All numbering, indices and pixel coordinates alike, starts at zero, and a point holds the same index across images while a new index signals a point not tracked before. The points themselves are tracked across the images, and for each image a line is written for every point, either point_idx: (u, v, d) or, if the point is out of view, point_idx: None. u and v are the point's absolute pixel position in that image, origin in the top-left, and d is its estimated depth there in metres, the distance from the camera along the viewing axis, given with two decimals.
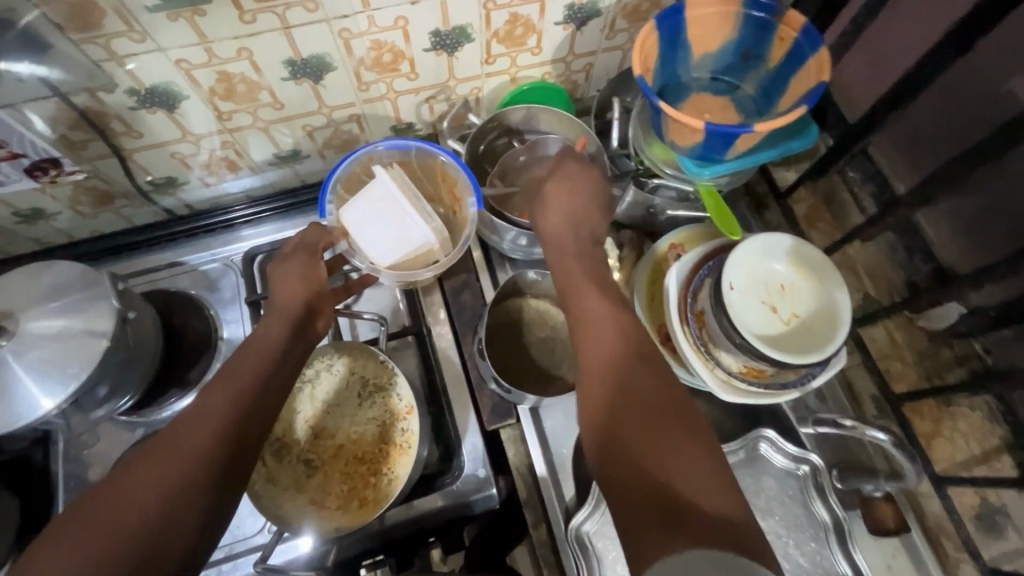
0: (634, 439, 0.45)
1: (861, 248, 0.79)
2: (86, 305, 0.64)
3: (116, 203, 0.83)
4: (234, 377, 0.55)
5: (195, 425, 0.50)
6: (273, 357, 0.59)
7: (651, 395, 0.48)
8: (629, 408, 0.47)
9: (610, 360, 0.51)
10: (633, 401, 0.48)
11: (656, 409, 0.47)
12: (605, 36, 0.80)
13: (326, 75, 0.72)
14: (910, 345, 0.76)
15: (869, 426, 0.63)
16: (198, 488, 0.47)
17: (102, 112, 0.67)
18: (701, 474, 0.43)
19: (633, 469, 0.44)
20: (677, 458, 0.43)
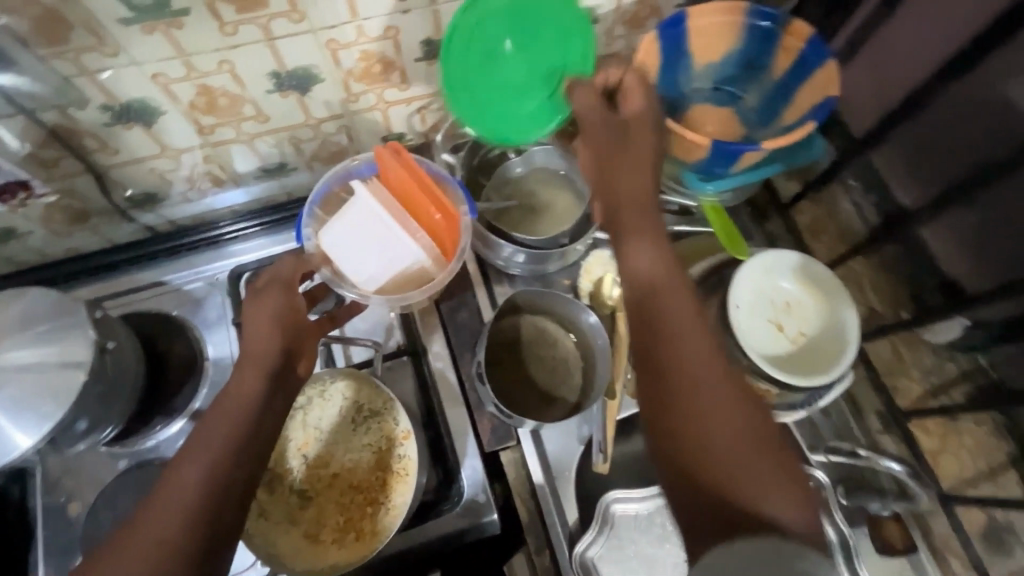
0: (714, 453, 0.46)
1: (865, 261, 0.78)
2: (61, 336, 0.60)
3: (92, 220, 0.78)
4: (193, 457, 0.50)
5: (157, 520, 0.48)
6: (235, 430, 0.53)
7: (728, 413, 0.47)
8: (694, 435, 0.46)
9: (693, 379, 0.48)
10: (698, 433, 0.47)
11: (733, 436, 0.46)
12: (603, 44, 0.77)
13: (312, 87, 0.69)
14: (915, 360, 0.74)
15: (882, 456, 0.65)
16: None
17: (74, 129, 0.63)
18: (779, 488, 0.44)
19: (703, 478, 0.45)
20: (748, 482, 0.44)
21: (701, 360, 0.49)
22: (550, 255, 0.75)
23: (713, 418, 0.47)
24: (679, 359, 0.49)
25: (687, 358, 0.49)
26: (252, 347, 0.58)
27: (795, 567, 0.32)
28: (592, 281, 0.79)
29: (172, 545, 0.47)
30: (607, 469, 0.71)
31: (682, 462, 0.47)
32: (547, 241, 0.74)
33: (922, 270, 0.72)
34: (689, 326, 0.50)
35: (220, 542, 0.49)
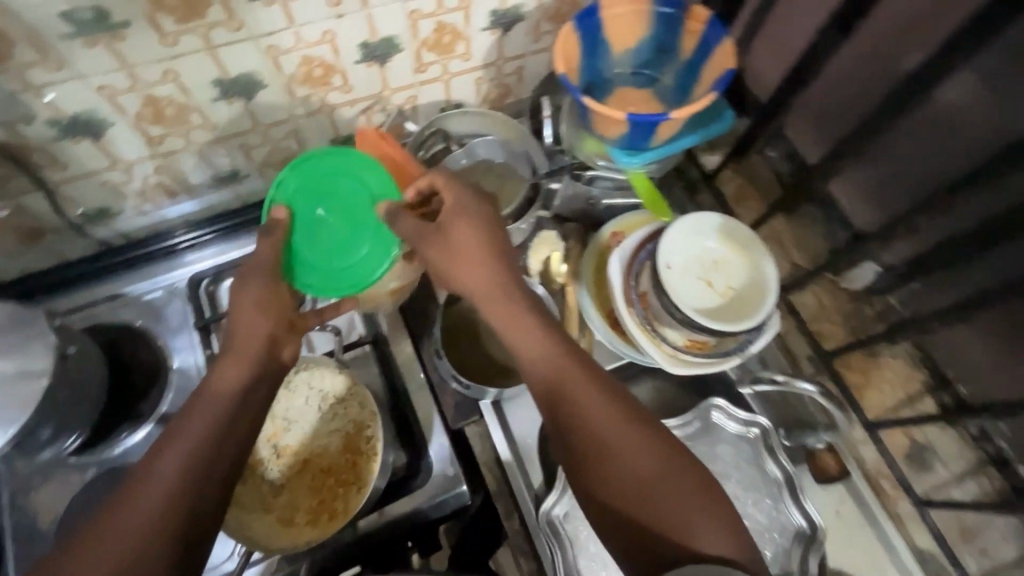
0: (634, 492, 0.50)
1: (785, 221, 0.86)
2: (21, 345, 0.62)
3: (45, 238, 0.79)
4: (180, 436, 0.51)
5: (136, 514, 0.47)
6: (212, 421, 0.53)
7: (633, 449, 0.52)
8: (605, 478, 0.51)
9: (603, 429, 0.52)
10: (619, 487, 0.51)
11: (639, 465, 0.51)
12: (531, 39, 0.83)
13: (257, 93, 0.73)
14: (837, 306, 0.82)
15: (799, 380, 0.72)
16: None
17: (21, 145, 0.65)
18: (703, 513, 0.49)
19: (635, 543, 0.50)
20: (672, 512, 0.49)
21: (604, 416, 0.53)
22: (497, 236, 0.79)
23: (627, 451, 0.52)
24: (584, 424, 0.53)
25: (588, 414, 0.53)
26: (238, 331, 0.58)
27: None
28: (541, 261, 0.83)
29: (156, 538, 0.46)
30: None
31: (600, 500, 0.52)
32: None
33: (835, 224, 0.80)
34: (590, 395, 0.54)
35: (202, 535, 0.49)
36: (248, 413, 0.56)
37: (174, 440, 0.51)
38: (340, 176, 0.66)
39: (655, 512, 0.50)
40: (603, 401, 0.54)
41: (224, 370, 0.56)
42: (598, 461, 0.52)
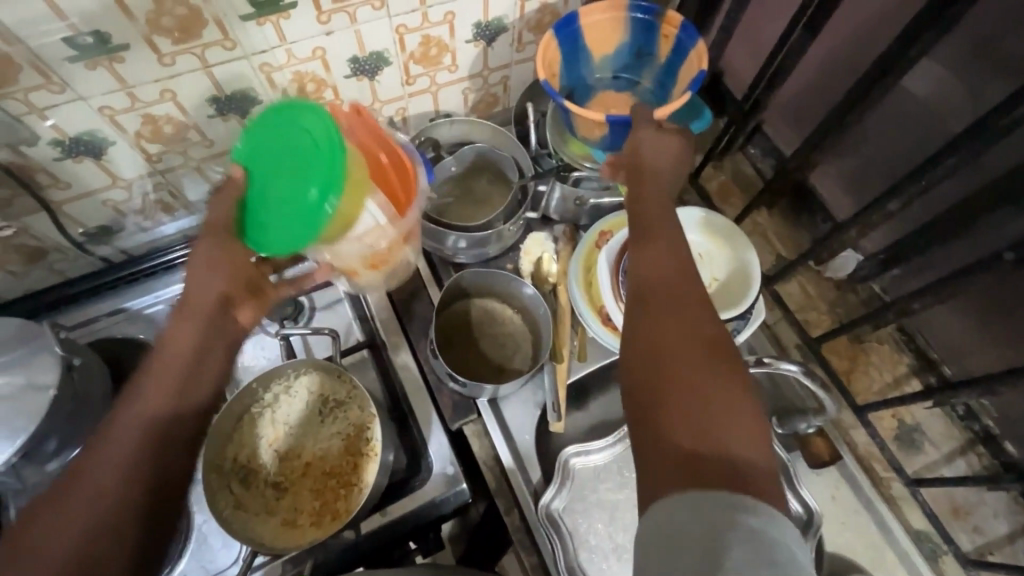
0: (684, 365, 0.44)
1: (768, 215, 0.88)
2: (27, 359, 0.63)
3: (48, 257, 0.81)
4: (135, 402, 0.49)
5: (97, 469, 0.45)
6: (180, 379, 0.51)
7: (700, 356, 0.44)
8: (665, 350, 0.44)
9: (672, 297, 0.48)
10: (670, 401, 0.42)
11: (697, 364, 0.43)
12: (515, 50, 0.86)
13: (252, 109, 0.75)
14: (821, 295, 0.84)
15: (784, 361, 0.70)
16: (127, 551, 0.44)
17: (25, 165, 0.68)
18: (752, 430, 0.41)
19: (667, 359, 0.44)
20: (721, 413, 0.41)
21: (695, 311, 0.47)
22: (488, 238, 0.81)
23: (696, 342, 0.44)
24: (666, 333, 0.45)
25: (671, 322, 0.46)
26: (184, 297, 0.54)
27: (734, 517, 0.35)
28: (533, 261, 0.87)
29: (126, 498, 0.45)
30: (562, 427, 0.78)
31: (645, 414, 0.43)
32: (483, 226, 0.81)
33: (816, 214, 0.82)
34: (688, 314, 0.47)
35: (170, 503, 0.48)
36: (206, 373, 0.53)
37: (130, 405, 0.49)
38: (287, 132, 0.58)
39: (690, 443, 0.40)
40: (692, 330, 0.45)
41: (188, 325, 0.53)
42: (658, 364, 0.44)
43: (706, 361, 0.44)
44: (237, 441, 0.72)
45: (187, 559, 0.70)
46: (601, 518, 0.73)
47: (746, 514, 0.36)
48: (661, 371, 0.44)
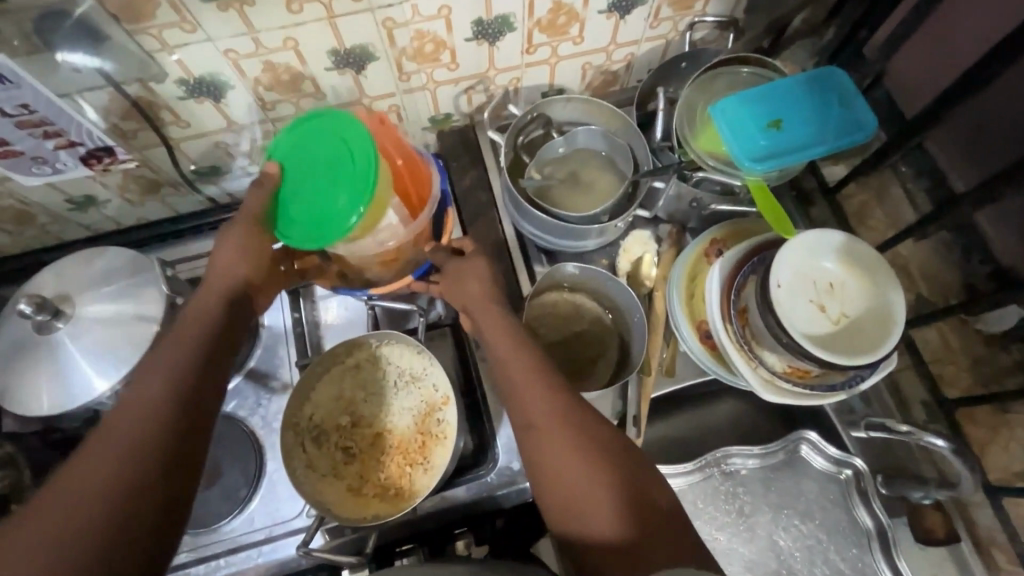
0: (578, 453, 0.53)
1: (914, 247, 0.77)
2: (138, 290, 0.66)
3: (162, 190, 0.84)
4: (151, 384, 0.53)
5: (89, 469, 0.46)
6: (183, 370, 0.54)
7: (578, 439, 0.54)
8: (552, 456, 0.53)
9: (546, 405, 0.56)
10: (593, 502, 0.50)
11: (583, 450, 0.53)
12: (649, 25, 0.78)
13: (368, 65, 0.72)
14: (965, 348, 0.72)
15: (925, 432, 0.63)
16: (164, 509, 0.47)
17: (152, 101, 0.69)
18: (649, 480, 0.53)
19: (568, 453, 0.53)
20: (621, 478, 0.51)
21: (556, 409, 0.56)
22: (590, 231, 0.76)
23: (570, 431, 0.54)
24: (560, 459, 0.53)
25: (559, 442, 0.54)
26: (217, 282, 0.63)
27: None
28: (631, 261, 0.81)
29: (141, 486, 0.46)
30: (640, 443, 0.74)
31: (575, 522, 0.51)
32: (586, 218, 0.75)
33: None
34: (564, 428, 0.54)
35: (178, 486, 0.49)
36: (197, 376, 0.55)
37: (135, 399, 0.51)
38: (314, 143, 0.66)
39: (609, 517, 0.49)
40: (569, 439, 0.53)
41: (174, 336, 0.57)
42: (562, 486, 0.52)
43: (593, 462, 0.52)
44: (314, 400, 0.72)
45: (258, 501, 0.74)
46: None
47: None
48: (572, 487, 0.52)
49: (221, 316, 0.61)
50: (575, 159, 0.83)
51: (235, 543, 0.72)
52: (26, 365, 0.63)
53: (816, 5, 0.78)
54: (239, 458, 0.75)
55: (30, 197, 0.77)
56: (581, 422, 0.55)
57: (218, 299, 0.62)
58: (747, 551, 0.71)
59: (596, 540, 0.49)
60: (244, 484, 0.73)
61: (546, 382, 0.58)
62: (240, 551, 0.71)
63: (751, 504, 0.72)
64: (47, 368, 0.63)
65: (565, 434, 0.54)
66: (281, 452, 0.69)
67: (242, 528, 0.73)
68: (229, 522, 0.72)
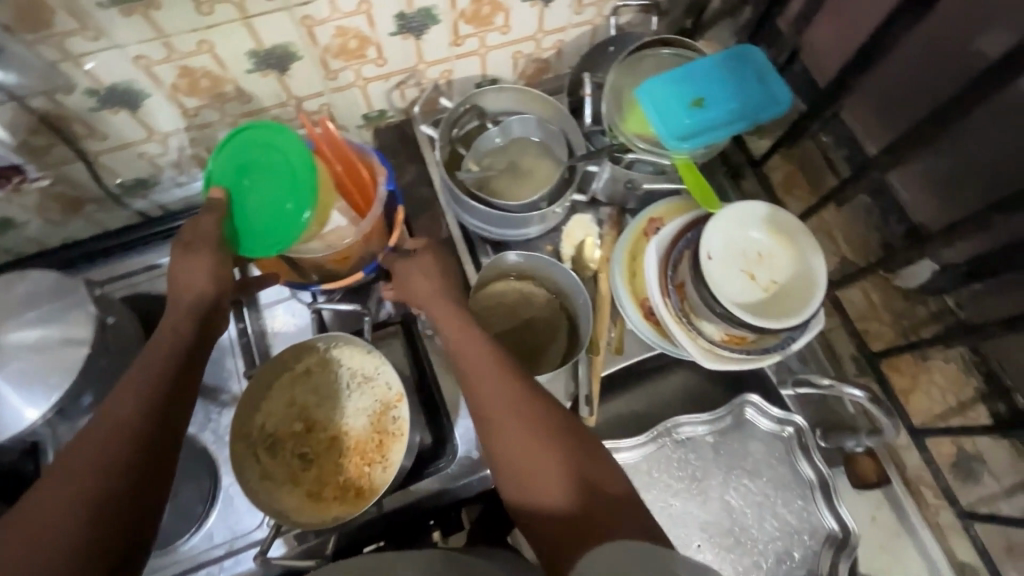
0: (529, 443, 0.52)
1: (836, 212, 0.81)
2: (64, 313, 0.63)
3: (86, 207, 0.81)
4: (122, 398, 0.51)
5: (53, 493, 0.44)
6: (157, 390, 0.53)
7: (536, 425, 0.53)
8: (509, 444, 0.52)
9: (509, 393, 0.55)
10: (556, 478, 0.50)
11: (539, 432, 0.52)
12: (573, 12, 0.79)
13: (291, 65, 0.71)
14: (887, 304, 0.77)
15: (845, 385, 0.67)
16: (133, 533, 0.46)
17: (62, 114, 0.66)
18: (605, 464, 0.51)
19: (527, 443, 0.52)
20: (581, 465, 0.50)
21: (516, 399, 0.54)
22: (530, 219, 0.77)
23: (527, 419, 0.53)
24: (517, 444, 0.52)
25: (516, 428, 0.52)
26: (185, 294, 0.60)
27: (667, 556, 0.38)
28: (574, 245, 0.83)
29: (104, 501, 0.45)
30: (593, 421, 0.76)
31: (541, 502, 0.49)
32: (524, 206, 0.76)
33: (891, 217, 0.75)
34: (523, 413, 0.54)
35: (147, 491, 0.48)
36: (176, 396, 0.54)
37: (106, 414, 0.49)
38: (255, 150, 0.64)
39: (562, 494, 0.49)
40: (524, 423, 0.53)
41: (144, 355, 0.55)
42: (521, 469, 0.51)
43: (552, 441, 0.52)
44: (265, 409, 0.72)
45: (215, 517, 0.72)
46: None
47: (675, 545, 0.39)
48: (537, 466, 0.51)
49: (194, 331, 0.59)
50: (513, 149, 0.84)
51: (196, 563, 0.70)
52: None
53: None
54: (192, 475, 0.73)
55: None
56: (543, 413, 0.54)
57: (187, 316, 0.59)
58: (701, 513, 0.74)
59: (564, 516, 0.48)
60: (199, 502, 0.72)
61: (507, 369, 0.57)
62: (200, 569, 0.70)
63: (702, 468, 0.75)
64: None
65: (525, 420, 0.53)
66: (233, 460, 0.67)
67: (201, 545, 0.71)
68: (187, 541, 0.71)
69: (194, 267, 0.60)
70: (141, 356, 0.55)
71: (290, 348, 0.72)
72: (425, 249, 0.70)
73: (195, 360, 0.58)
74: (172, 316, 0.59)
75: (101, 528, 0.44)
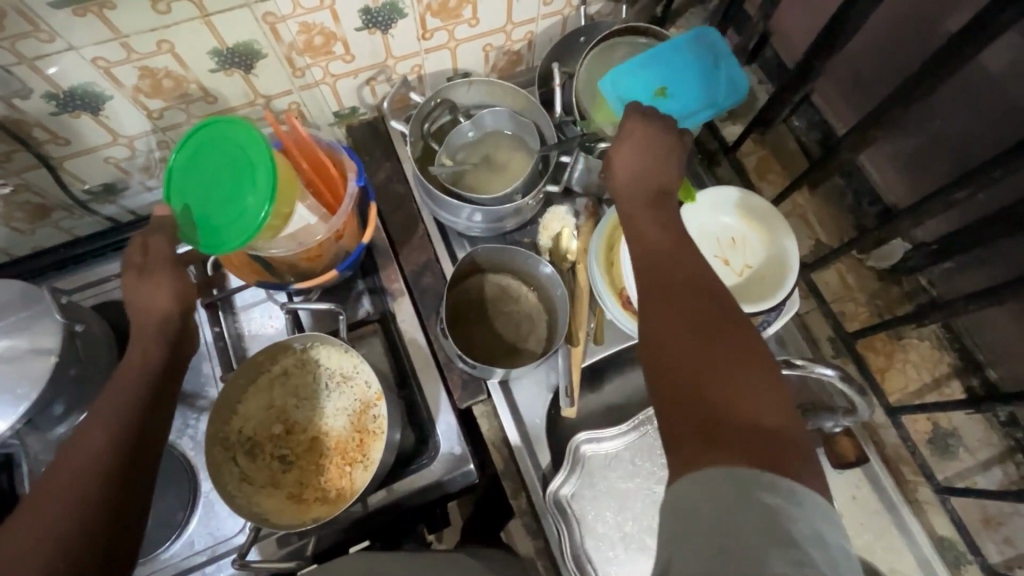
0: (679, 334, 0.44)
1: (809, 196, 0.82)
2: (29, 322, 0.62)
3: (53, 214, 0.79)
4: (97, 419, 0.51)
5: (33, 519, 0.44)
6: (128, 411, 0.52)
7: (694, 316, 0.45)
8: (659, 328, 0.46)
9: (670, 280, 0.49)
10: (721, 383, 0.41)
11: (686, 326, 0.45)
12: (542, 3, 0.78)
13: (256, 63, 0.70)
14: (861, 285, 0.78)
15: (818, 363, 0.64)
16: (114, 556, 0.45)
17: (21, 119, 0.64)
18: (766, 383, 0.41)
19: (680, 329, 0.45)
20: (731, 375, 0.41)
21: (678, 288, 0.48)
22: (506, 212, 0.77)
23: (683, 308, 0.46)
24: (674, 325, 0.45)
25: (685, 312, 0.46)
26: (148, 315, 0.59)
27: (758, 502, 0.34)
28: (552, 237, 0.82)
29: (85, 518, 0.44)
30: (575, 413, 0.75)
31: (684, 398, 0.41)
32: (501, 198, 0.76)
33: (865, 199, 0.78)
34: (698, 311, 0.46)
35: (128, 503, 0.47)
36: (154, 415, 0.54)
37: (80, 438, 0.49)
38: (211, 144, 0.62)
39: (718, 394, 0.40)
40: (681, 311, 0.46)
41: (115, 379, 0.54)
42: (676, 351, 0.43)
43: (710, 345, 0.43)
44: (242, 413, 0.71)
45: (196, 523, 0.72)
46: (611, 506, 0.71)
47: (768, 492, 0.35)
48: (675, 356, 0.43)
49: (165, 351, 0.58)
50: (486, 141, 0.83)
51: (177, 571, 0.70)
52: None
53: None
54: (171, 481, 0.72)
55: None
56: (713, 311, 0.45)
57: (156, 336, 0.58)
58: None
59: (713, 422, 0.39)
60: (179, 508, 0.71)
61: (683, 258, 0.51)
62: None
63: None
64: None
65: (677, 309, 0.46)
66: (210, 466, 0.66)
67: (183, 553, 0.70)
68: (168, 548, 0.70)
69: (156, 285, 0.59)
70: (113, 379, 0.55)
71: (270, 347, 0.71)
72: (635, 118, 0.61)
73: (168, 380, 0.57)
74: (134, 342, 0.57)
75: (75, 553, 0.43)
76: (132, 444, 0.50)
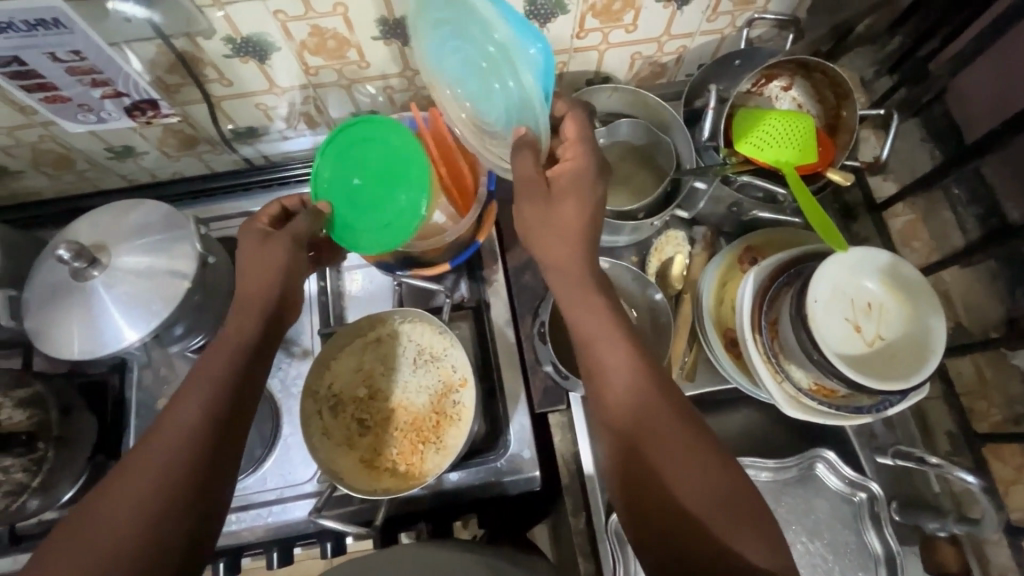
0: (679, 485, 0.48)
1: (957, 273, 0.75)
2: (171, 245, 0.66)
3: (199, 146, 0.85)
4: (199, 384, 0.53)
5: (124, 491, 0.47)
6: (222, 384, 0.54)
7: (684, 469, 0.49)
8: (656, 479, 0.49)
9: (644, 421, 0.51)
10: (717, 539, 0.46)
11: (679, 477, 0.49)
12: (706, 19, 0.74)
13: (415, 38, 0.71)
14: (1000, 384, 0.71)
15: (956, 467, 0.61)
16: (201, 522, 0.49)
17: (197, 57, 0.68)
18: (753, 528, 0.47)
19: (664, 486, 0.49)
20: (726, 524, 0.47)
21: (661, 427, 0.51)
22: (623, 228, 0.74)
23: (676, 456, 0.49)
24: (670, 476, 0.49)
25: (678, 463, 0.49)
26: (251, 289, 0.60)
27: None
28: (661, 261, 0.80)
29: (170, 495, 0.48)
30: None
31: (675, 544, 0.47)
32: (621, 213, 0.74)
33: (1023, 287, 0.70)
34: (690, 452, 0.49)
35: (215, 480, 0.51)
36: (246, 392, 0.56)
37: (175, 413, 0.52)
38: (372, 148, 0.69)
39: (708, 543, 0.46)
40: (675, 461, 0.49)
41: (212, 350, 0.56)
42: (687, 508, 0.48)
43: (721, 501, 0.48)
44: (334, 369, 0.73)
45: (271, 462, 0.75)
46: None
47: None
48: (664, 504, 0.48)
49: (260, 327, 0.59)
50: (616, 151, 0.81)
51: (247, 502, 0.73)
52: (59, 307, 0.64)
53: (883, 11, 0.76)
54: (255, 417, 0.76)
55: (73, 142, 0.79)
56: (695, 456, 0.49)
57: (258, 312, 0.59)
58: None
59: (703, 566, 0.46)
60: (259, 445, 0.74)
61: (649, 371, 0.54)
62: (251, 508, 0.73)
63: None
64: (79, 312, 0.64)
65: (662, 453, 0.50)
66: (300, 416, 0.69)
67: (254, 487, 0.74)
68: (242, 480, 0.74)
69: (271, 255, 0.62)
70: (212, 347, 0.57)
71: (372, 315, 0.73)
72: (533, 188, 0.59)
73: (262, 356, 0.59)
74: (237, 313, 0.59)
75: (165, 521, 0.47)
76: (225, 422, 0.53)
